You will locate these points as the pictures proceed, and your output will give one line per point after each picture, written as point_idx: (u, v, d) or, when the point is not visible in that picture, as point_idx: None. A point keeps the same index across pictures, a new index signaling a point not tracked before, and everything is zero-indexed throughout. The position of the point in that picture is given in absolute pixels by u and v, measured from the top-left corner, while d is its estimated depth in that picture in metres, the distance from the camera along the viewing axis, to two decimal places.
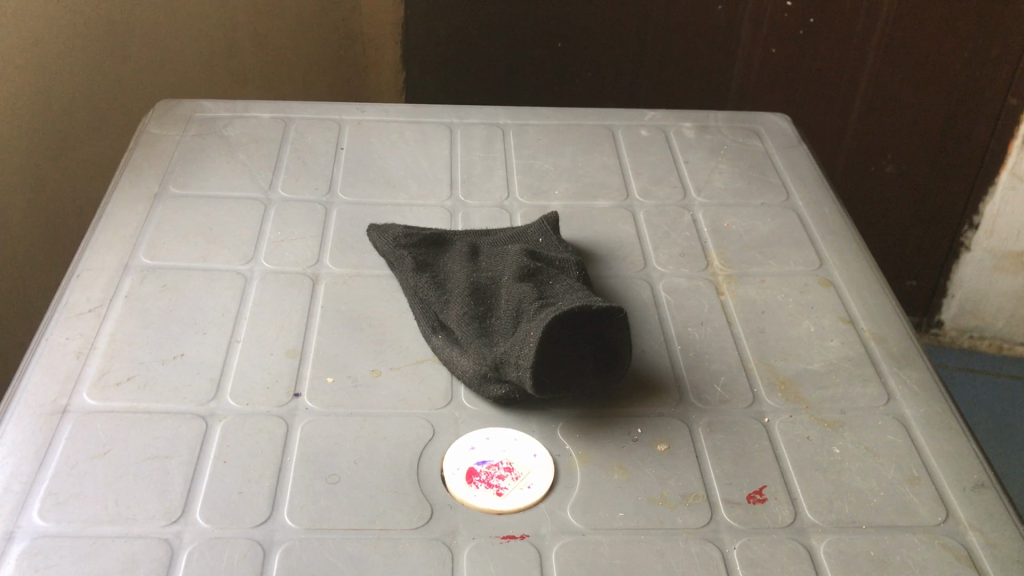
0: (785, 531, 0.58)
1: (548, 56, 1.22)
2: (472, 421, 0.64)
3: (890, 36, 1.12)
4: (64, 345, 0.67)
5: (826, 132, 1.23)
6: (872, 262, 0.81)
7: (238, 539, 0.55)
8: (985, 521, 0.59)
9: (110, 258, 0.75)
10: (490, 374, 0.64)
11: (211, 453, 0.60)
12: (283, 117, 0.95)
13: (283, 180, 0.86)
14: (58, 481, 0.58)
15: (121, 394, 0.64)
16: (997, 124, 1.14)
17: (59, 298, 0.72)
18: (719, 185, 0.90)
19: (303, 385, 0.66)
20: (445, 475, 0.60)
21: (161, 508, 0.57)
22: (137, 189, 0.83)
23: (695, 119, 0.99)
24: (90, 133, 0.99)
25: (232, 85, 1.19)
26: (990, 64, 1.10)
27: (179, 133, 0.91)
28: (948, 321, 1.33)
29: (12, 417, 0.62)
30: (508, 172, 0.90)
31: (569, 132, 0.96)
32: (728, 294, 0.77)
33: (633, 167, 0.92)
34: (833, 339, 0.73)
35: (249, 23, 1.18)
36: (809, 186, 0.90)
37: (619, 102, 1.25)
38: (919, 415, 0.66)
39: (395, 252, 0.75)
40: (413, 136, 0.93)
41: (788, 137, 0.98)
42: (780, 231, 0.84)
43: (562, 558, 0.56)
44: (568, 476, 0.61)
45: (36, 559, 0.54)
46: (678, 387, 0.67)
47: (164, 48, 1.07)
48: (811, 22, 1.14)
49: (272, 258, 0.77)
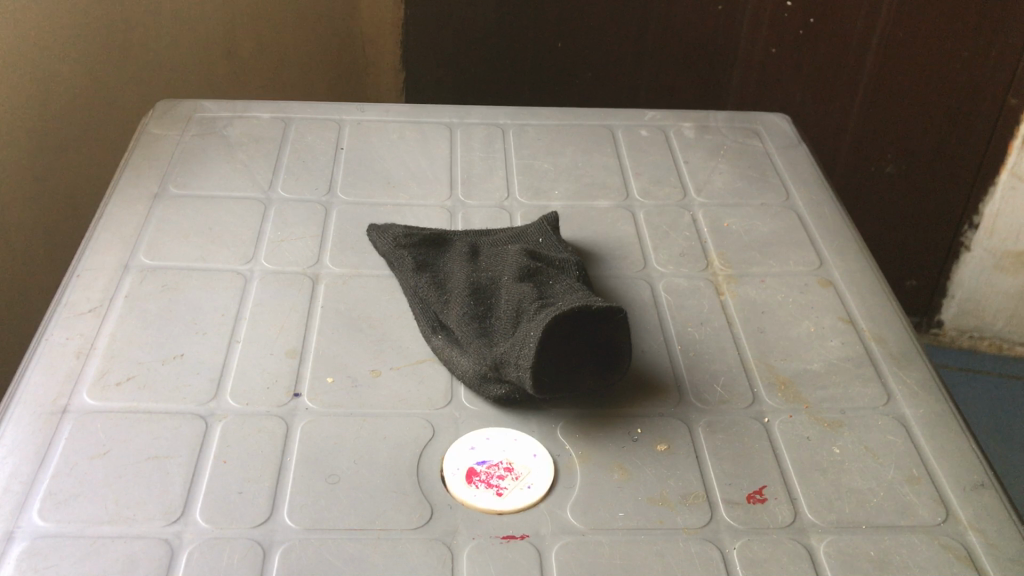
0: (785, 531, 0.58)
1: (549, 56, 1.23)
2: (472, 421, 0.64)
3: (890, 36, 1.12)
4: (64, 345, 0.67)
5: (826, 132, 1.23)
6: (872, 262, 0.81)
7: (238, 539, 0.55)
8: (985, 521, 0.59)
9: (110, 258, 0.75)
10: (490, 374, 0.64)
11: (211, 453, 0.60)
12: (283, 117, 0.95)
13: (283, 180, 0.86)
14: (58, 481, 0.58)
15: (121, 394, 0.64)
16: (997, 124, 1.14)
17: (58, 298, 0.72)
18: (719, 184, 0.90)
19: (303, 385, 0.66)
20: (445, 475, 0.60)
21: (161, 508, 0.57)
22: (137, 190, 0.83)
23: (695, 119, 0.99)
24: (90, 132, 0.99)
25: (233, 83, 1.19)
26: (989, 64, 1.10)
27: (179, 134, 0.91)
28: (948, 321, 1.33)
29: (12, 417, 0.62)
30: (508, 172, 0.90)
31: (569, 132, 0.96)
32: (728, 294, 0.77)
33: (632, 167, 0.92)
34: (833, 339, 0.73)
35: (250, 23, 1.18)
36: (809, 186, 0.90)
37: (619, 101, 1.25)
38: (919, 415, 0.66)
39: (395, 252, 0.75)
40: (413, 136, 0.93)
41: (788, 137, 0.98)
42: (780, 231, 0.84)
43: (562, 558, 0.56)
44: (568, 476, 0.61)
45: (36, 559, 0.54)
46: (678, 387, 0.67)
47: (163, 46, 1.07)
48: (811, 22, 1.14)
49: (272, 258, 0.77)
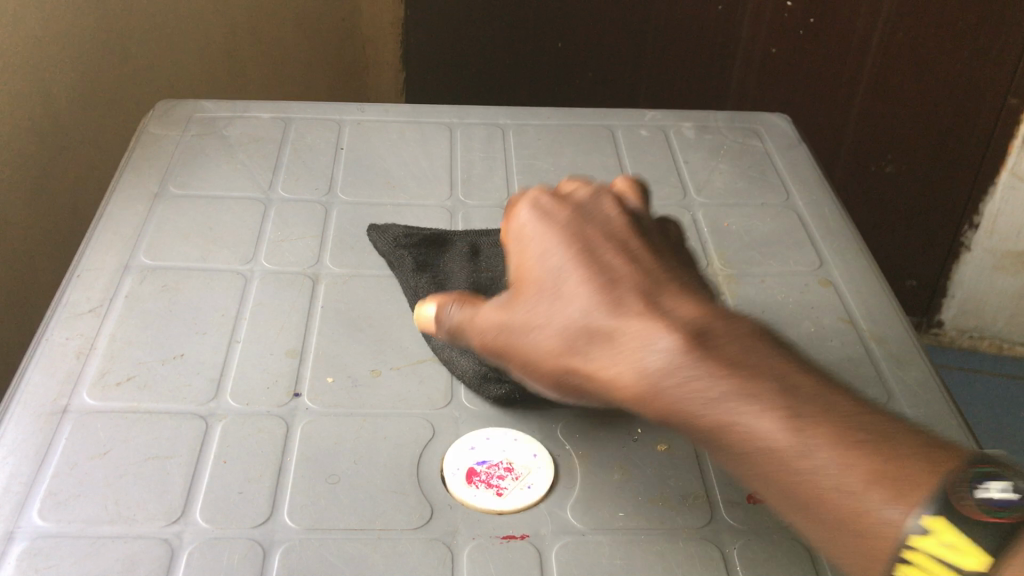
0: (785, 531, 0.58)
1: (548, 56, 1.23)
2: (472, 421, 0.64)
3: (890, 36, 1.11)
4: (64, 345, 0.67)
5: (826, 133, 1.22)
6: (872, 262, 0.81)
7: (238, 539, 0.55)
8: None
9: (110, 259, 0.75)
10: (490, 374, 0.64)
11: (210, 453, 0.60)
12: (283, 117, 0.95)
13: (283, 180, 0.86)
14: (58, 481, 0.58)
15: (121, 394, 0.64)
16: (998, 124, 1.14)
17: (59, 298, 0.72)
18: (718, 184, 0.90)
19: (303, 385, 0.66)
20: (445, 475, 0.60)
21: (161, 508, 0.57)
22: (137, 190, 0.83)
23: (696, 119, 0.99)
24: (89, 132, 0.99)
25: (234, 83, 1.19)
26: (989, 64, 1.10)
27: (179, 134, 0.91)
28: (948, 321, 1.33)
29: (12, 417, 0.62)
30: (508, 171, 0.90)
31: (569, 132, 0.96)
32: (728, 294, 0.77)
33: (632, 167, 0.92)
34: (834, 339, 0.73)
35: (250, 23, 1.18)
36: (809, 186, 0.90)
37: (619, 100, 1.26)
38: (919, 415, 0.66)
39: (395, 252, 0.75)
40: (413, 136, 0.93)
41: (788, 137, 0.98)
42: (780, 232, 0.84)
43: (563, 558, 0.56)
44: (569, 476, 0.61)
45: (36, 559, 0.54)
46: None
47: (165, 47, 1.07)
48: (811, 21, 1.13)
49: (272, 258, 0.77)
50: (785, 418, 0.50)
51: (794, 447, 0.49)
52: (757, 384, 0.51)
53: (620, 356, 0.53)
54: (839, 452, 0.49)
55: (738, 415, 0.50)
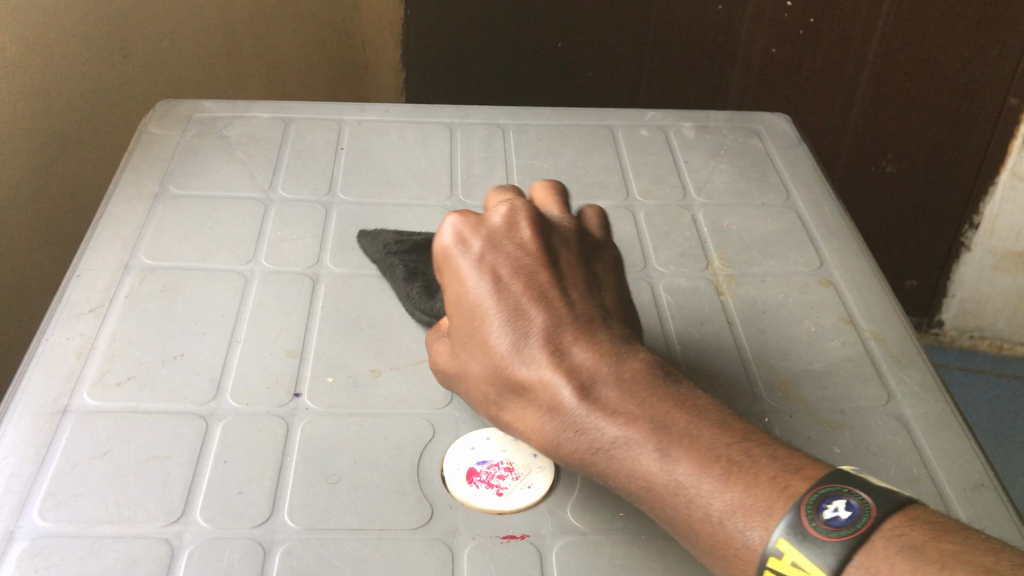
0: None
1: (548, 56, 1.23)
2: (472, 421, 0.64)
3: (890, 36, 1.11)
4: (64, 345, 0.67)
5: (826, 133, 1.22)
6: (872, 262, 0.81)
7: (238, 539, 0.55)
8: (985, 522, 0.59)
9: (110, 259, 0.75)
10: None
11: (211, 453, 0.60)
12: (283, 117, 0.95)
13: (283, 180, 0.86)
14: (58, 481, 0.58)
15: (121, 394, 0.64)
16: (997, 125, 1.14)
17: (59, 298, 0.72)
18: (718, 184, 0.90)
19: (303, 385, 0.66)
20: (445, 474, 0.60)
21: (161, 508, 0.57)
22: (137, 190, 0.83)
23: (696, 119, 0.99)
24: (89, 133, 0.99)
25: (234, 82, 1.20)
26: (989, 64, 1.10)
27: (179, 134, 0.91)
28: (948, 321, 1.33)
29: (12, 417, 0.62)
30: (508, 172, 0.90)
31: (569, 132, 0.96)
32: (728, 294, 0.77)
33: (632, 167, 0.92)
34: (834, 339, 0.73)
35: (250, 23, 1.19)
36: (809, 185, 0.90)
37: (619, 100, 1.26)
38: (919, 415, 0.66)
39: (386, 260, 0.76)
40: (414, 136, 0.93)
41: (788, 137, 0.98)
42: (781, 232, 0.84)
43: (563, 558, 0.56)
44: (569, 476, 0.61)
45: (36, 559, 0.54)
46: None
47: (165, 47, 1.07)
48: (811, 21, 1.13)
49: (272, 258, 0.77)
50: (659, 452, 0.52)
51: (667, 485, 0.51)
52: (636, 431, 0.53)
53: (529, 406, 0.56)
54: (708, 482, 0.50)
55: (625, 459, 0.53)
